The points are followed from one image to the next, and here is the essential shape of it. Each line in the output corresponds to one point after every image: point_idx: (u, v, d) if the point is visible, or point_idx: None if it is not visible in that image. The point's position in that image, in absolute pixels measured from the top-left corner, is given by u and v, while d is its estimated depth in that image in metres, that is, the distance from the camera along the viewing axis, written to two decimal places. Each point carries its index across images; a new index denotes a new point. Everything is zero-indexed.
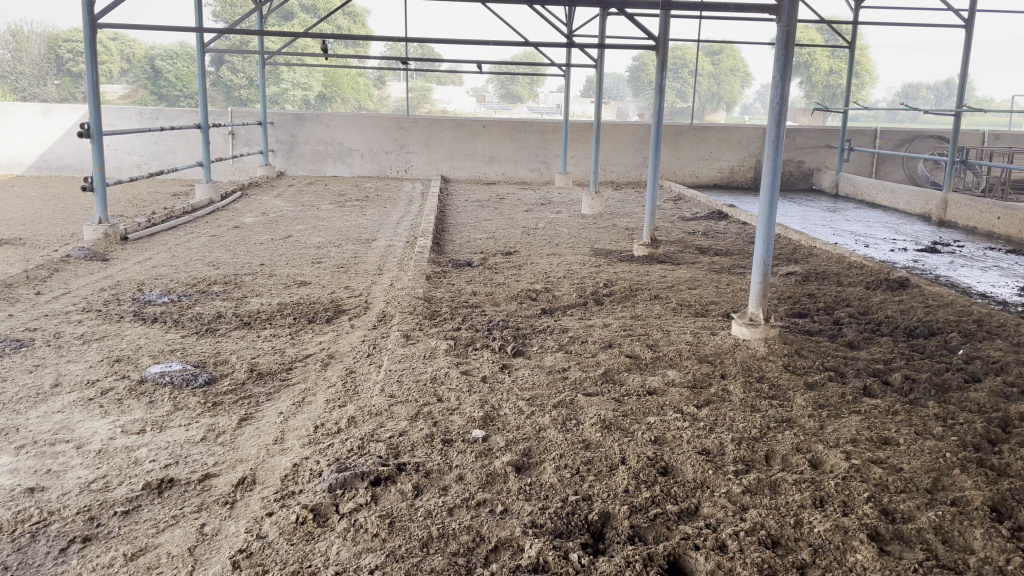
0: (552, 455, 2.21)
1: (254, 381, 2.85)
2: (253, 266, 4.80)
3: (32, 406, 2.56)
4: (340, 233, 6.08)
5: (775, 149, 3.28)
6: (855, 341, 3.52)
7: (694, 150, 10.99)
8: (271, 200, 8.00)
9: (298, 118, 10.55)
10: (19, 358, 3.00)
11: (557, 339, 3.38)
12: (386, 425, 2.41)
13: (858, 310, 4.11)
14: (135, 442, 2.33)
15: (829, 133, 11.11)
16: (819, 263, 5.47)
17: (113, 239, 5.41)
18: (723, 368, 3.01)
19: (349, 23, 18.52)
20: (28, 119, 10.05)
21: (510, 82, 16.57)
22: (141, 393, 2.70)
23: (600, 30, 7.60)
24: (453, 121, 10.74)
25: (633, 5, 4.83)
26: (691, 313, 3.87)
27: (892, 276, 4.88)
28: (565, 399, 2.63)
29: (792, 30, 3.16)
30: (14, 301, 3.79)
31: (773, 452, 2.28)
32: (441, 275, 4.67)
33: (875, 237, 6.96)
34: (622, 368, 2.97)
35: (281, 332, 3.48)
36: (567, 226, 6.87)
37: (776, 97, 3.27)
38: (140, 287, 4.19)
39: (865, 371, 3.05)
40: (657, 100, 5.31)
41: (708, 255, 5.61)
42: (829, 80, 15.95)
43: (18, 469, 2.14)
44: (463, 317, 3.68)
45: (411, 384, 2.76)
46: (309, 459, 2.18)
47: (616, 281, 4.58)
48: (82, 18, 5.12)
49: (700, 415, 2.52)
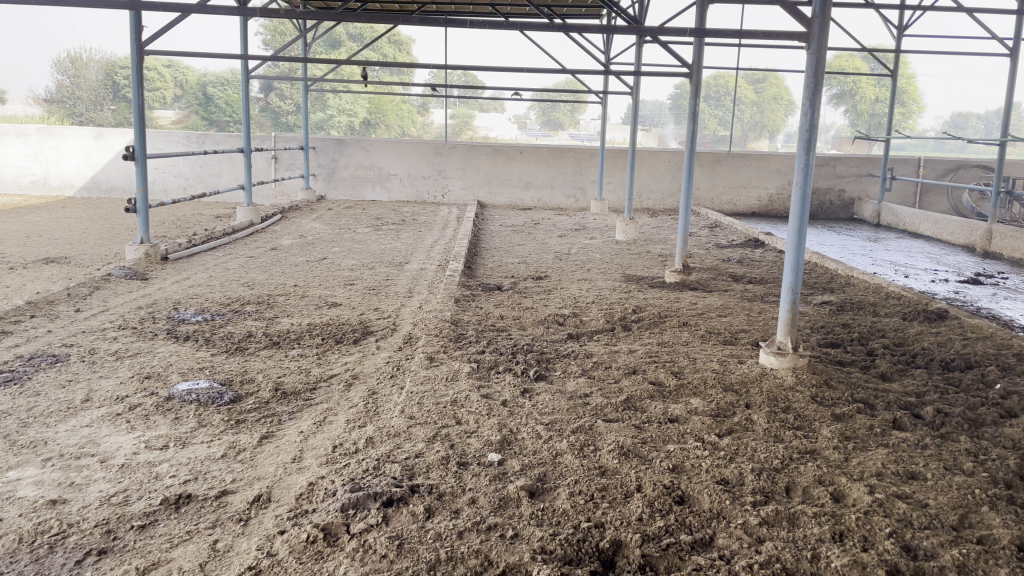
0: (568, 481, 2.19)
1: (278, 400, 2.89)
2: (287, 287, 4.89)
3: (62, 420, 2.63)
4: (374, 255, 6.16)
5: (805, 177, 3.25)
6: (887, 372, 3.44)
7: (732, 178, 10.92)
8: (309, 222, 8.15)
9: (339, 143, 10.73)
10: (55, 372, 3.09)
11: (581, 363, 3.36)
12: (403, 447, 2.42)
13: (893, 341, 4.02)
14: (158, 457, 2.37)
15: (871, 162, 10.94)
16: (855, 293, 5.37)
17: (154, 258, 5.56)
18: (748, 397, 2.96)
19: (394, 51, 18.87)
20: (80, 142, 10.40)
21: (550, 109, 16.69)
22: (167, 409, 2.75)
23: (636, 57, 7.61)
24: (491, 147, 10.84)
25: (667, 33, 4.84)
26: (719, 340, 3.82)
27: (931, 307, 4.77)
28: (585, 425, 2.61)
29: (821, 57, 3.14)
30: (55, 317, 3.91)
31: (794, 483, 2.23)
32: (470, 297, 4.71)
33: (916, 267, 6.82)
34: (645, 396, 2.94)
35: (308, 352, 3.52)
36: (600, 251, 6.87)
37: (806, 124, 3.24)
38: (176, 306, 4.29)
39: (896, 404, 2.98)
40: (690, 126, 5.29)
41: (741, 284, 5.55)
42: (874, 109, 15.74)
43: (43, 481, 2.19)
44: (488, 341, 3.69)
45: (431, 406, 2.77)
46: (324, 478, 2.20)
47: (645, 307, 4.55)
48: (129, 44, 5.29)
49: (720, 444, 2.48)
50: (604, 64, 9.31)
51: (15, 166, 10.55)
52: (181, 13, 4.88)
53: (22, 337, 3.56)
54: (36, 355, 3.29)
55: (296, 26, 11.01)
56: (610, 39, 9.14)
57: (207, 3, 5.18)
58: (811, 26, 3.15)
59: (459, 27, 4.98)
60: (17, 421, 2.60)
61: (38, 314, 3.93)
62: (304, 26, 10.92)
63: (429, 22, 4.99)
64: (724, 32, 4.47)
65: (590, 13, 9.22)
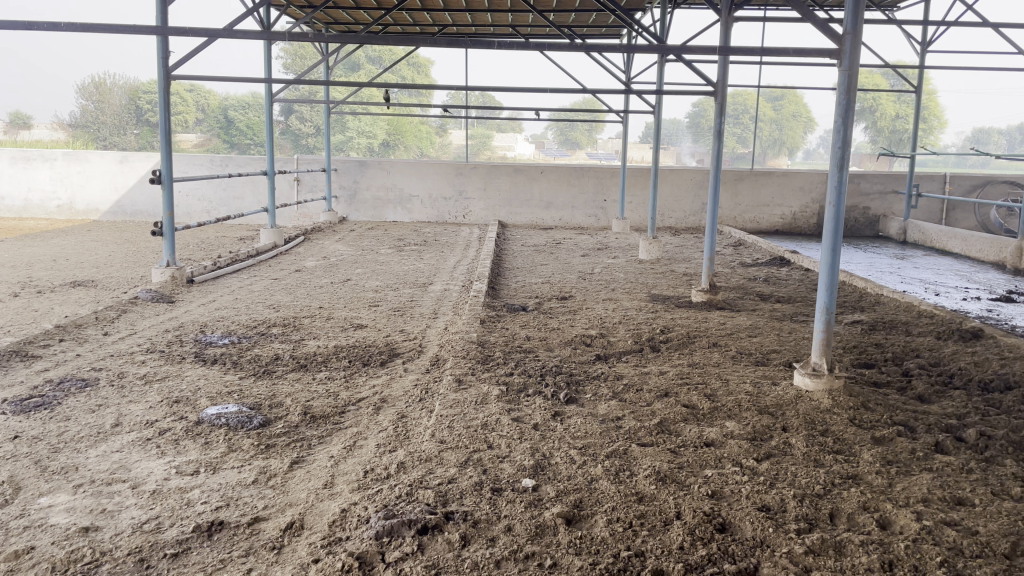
0: (605, 508, 2.14)
1: (307, 425, 2.86)
2: (312, 309, 4.89)
3: (93, 445, 2.62)
4: (398, 277, 6.16)
5: (838, 194, 3.19)
6: (926, 394, 3.36)
7: (754, 196, 10.85)
8: (332, 244, 8.18)
9: (361, 164, 10.79)
10: (84, 397, 3.08)
11: (612, 386, 3.31)
12: (435, 472, 2.38)
13: (928, 362, 3.94)
14: (189, 482, 2.35)
15: (896, 179, 10.83)
16: (887, 312, 5.29)
17: (179, 281, 5.58)
18: (785, 420, 2.90)
19: (413, 73, 19.04)
20: (106, 166, 10.52)
21: (568, 129, 16.74)
22: (197, 433, 2.74)
23: (658, 76, 7.60)
24: (512, 167, 10.87)
25: (692, 51, 4.81)
26: (751, 361, 3.76)
27: (965, 325, 4.68)
28: (619, 449, 2.57)
29: (853, 74, 3.10)
30: (83, 341, 3.93)
31: (838, 510, 2.17)
32: (495, 318, 4.68)
33: (946, 285, 6.71)
34: (679, 419, 2.88)
35: (336, 374, 3.50)
36: (623, 271, 6.81)
37: (838, 142, 3.20)
38: (203, 328, 4.29)
39: (937, 427, 2.90)
40: (715, 144, 5.25)
41: (769, 303, 5.49)
42: (896, 126, 15.64)
43: (75, 508, 2.17)
44: (516, 362, 3.65)
45: (462, 430, 2.73)
46: (357, 505, 2.16)
47: (673, 328, 4.50)
48: (156, 69, 5.35)
49: (759, 470, 2.42)
50: (624, 83, 9.31)
51: (42, 190, 10.70)
52: (208, 37, 4.93)
53: (51, 360, 3.57)
54: (66, 380, 3.29)
55: (317, 50, 11.13)
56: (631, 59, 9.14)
57: (233, 27, 5.24)
58: (842, 43, 3.11)
59: (484, 48, 4.97)
60: (49, 447, 2.59)
61: (67, 338, 3.95)
62: (326, 49, 11.03)
63: (454, 44, 4.99)
64: (750, 49, 4.44)
65: (611, 32, 9.24)
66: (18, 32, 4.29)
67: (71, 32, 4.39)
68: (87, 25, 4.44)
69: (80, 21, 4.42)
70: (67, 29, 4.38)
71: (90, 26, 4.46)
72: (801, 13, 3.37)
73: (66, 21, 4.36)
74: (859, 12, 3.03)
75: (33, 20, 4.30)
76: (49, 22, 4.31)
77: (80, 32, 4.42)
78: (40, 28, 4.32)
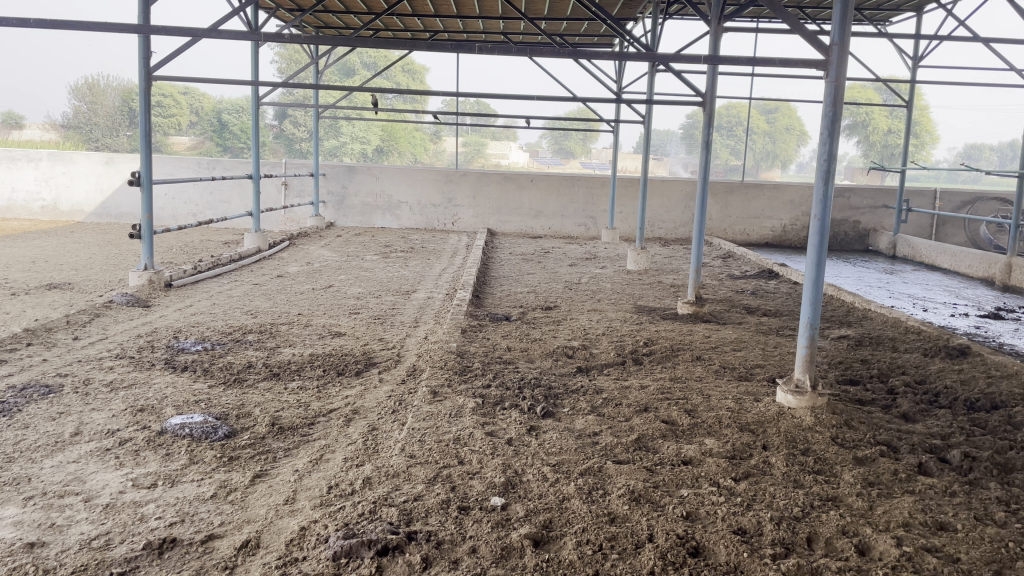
0: (575, 529, 2.07)
1: (274, 436, 2.77)
2: (291, 315, 4.79)
3: (49, 455, 2.53)
4: (382, 284, 6.08)
5: (823, 209, 3.13)
6: (910, 413, 3.30)
7: (745, 208, 10.82)
8: (317, 249, 8.10)
9: (350, 170, 10.72)
10: (45, 404, 2.99)
11: (590, 400, 3.23)
12: (402, 488, 2.30)
13: (914, 379, 3.88)
14: (144, 497, 2.26)
15: (886, 193, 10.81)
16: (874, 327, 5.24)
17: (156, 285, 5.49)
18: (765, 438, 2.83)
19: (407, 79, 19.00)
20: (91, 167, 10.40)
21: (561, 138, 16.72)
22: (159, 444, 2.65)
23: (649, 86, 7.55)
24: (501, 175, 10.80)
25: (682, 61, 4.76)
26: (734, 376, 3.69)
27: (952, 342, 4.62)
28: (593, 466, 2.49)
29: (840, 85, 3.04)
30: (51, 346, 3.83)
31: (816, 534, 2.09)
32: (477, 328, 4.60)
33: (935, 301, 6.67)
34: (657, 436, 2.81)
35: (308, 384, 3.41)
36: (610, 281, 6.75)
37: (825, 155, 3.13)
38: (176, 334, 4.19)
39: (920, 447, 2.84)
40: (703, 155, 5.20)
41: (755, 315, 5.44)
42: (887, 140, 15.66)
43: (22, 522, 2.08)
44: (494, 374, 3.58)
45: (433, 444, 2.65)
46: (317, 523, 2.07)
47: (657, 340, 4.42)
48: (138, 69, 5.27)
49: (737, 490, 2.35)
50: (615, 93, 9.26)
51: (26, 190, 10.58)
52: (186, 37, 4.83)
53: (16, 365, 3.47)
54: (29, 386, 3.19)
55: (309, 53, 11.05)
56: (622, 69, 9.12)
57: (214, 26, 5.14)
58: (829, 54, 3.05)
59: (468, 52, 4.88)
60: (2, 456, 2.50)
61: (36, 342, 3.86)
62: (316, 53, 10.95)
63: (439, 48, 4.90)
64: (738, 59, 4.38)
65: (602, 41, 9.23)
66: None
67: (42, 29, 4.28)
68: (59, 21, 4.33)
69: (52, 18, 4.32)
70: (37, 26, 4.27)
71: (63, 23, 4.35)
72: (790, 25, 3.32)
73: (36, 18, 4.25)
74: (847, 24, 2.97)
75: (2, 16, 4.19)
76: (19, 18, 4.20)
77: (52, 29, 4.31)
78: (10, 24, 4.21)
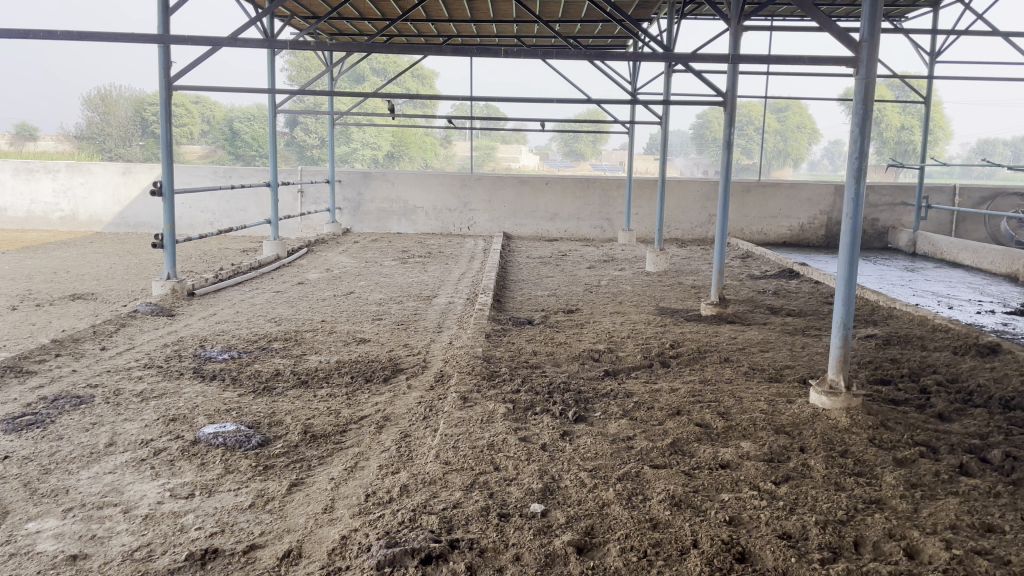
0: (617, 536, 2.04)
1: (308, 444, 2.77)
2: (315, 322, 4.80)
3: (85, 466, 2.52)
4: (402, 289, 6.08)
5: (855, 207, 3.10)
6: (945, 412, 3.25)
7: (762, 208, 10.76)
8: (335, 256, 8.10)
9: (365, 176, 10.75)
10: (78, 415, 2.99)
11: (622, 404, 3.21)
12: (440, 495, 2.29)
13: (946, 378, 3.83)
14: (183, 507, 2.25)
15: (905, 190, 10.72)
16: (901, 326, 5.19)
17: (179, 294, 5.51)
18: (802, 441, 2.79)
19: (418, 85, 19.05)
20: (109, 178, 10.46)
21: (573, 140, 16.68)
22: (194, 453, 2.65)
23: (665, 87, 7.53)
24: (516, 178, 10.79)
25: (702, 60, 4.74)
26: (764, 378, 3.66)
27: (982, 340, 4.56)
28: (630, 471, 2.47)
29: (870, 83, 3.02)
30: (80, 356, 3.84)
31: (863, 537, 2.06)
32: (501, 332, 4.58)
33: (959, 298, 6.59)
34: (692, 439, 2.78)
35: (338, 392, 3.40)
36: (630, 283, 6.73)
37: (856, 153, 3.09)
38: (202, 343, 4.20)
39: (960, 447, 2.80)
40: (726, 155, 5.16)
41: (780, 316, 5.39)
42: (901, 136, 15.48)
43: (63, 534, 2.08)
44: (522, 378, 3.56)
45: (467, 450, 2.63)
46: (358, 532, 2.06)
47: (683, 342, 4.39)
48: (159, 79, 5.29)
49: (778, 493, 2.32)
50: (630, 94, 9.24)
51: (44, 202, 10.66)
52: (209, 46, 4.85)
53: (46, 377, 3.48)
54: (61, 397, 3.20)
55: (322, 59, 11.07)
56: (638, 70, 9.11)
57: (236, 36, 5.17)
58: (859, 51, 3.03)
59: (489, 57, 4.88)
60: (39, 468, 2.50)
61: (64, 353, 3.87)
62: (330, 60, 10.99)
63: (460, 53, 4.90)
64: (760, 59, 4.34)
65: (616, 42, 9.23)
66: (15, 40, 4.21)
67: (68, 41, 4.31)
68: (85, 33, 4.37)
69: (78, 30, 4.35)
70: (64, 38, 4.31)
71: (88, 35, 4.39)
72: (819, 22, 3.28)
73: (63, 30, 4.28)
74: (876, 20, 2.95)
75: (29, 28, 4.23)
76: (45, 30, 4.23)
77: (78, 40, 4.35)
78: (36, 36, 4.24)
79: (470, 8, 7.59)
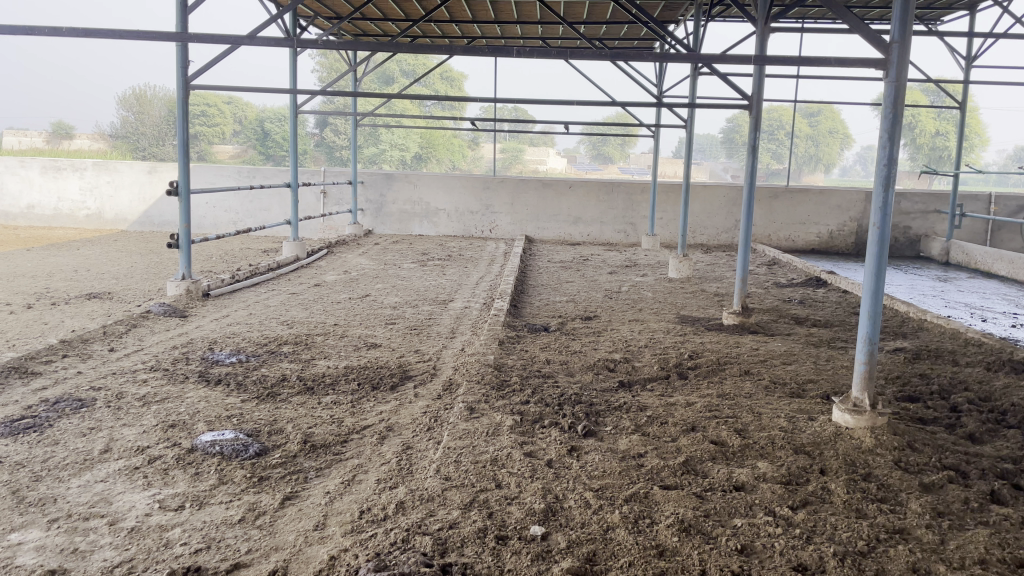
0: (621, 564, 1.92)
1: (306, 455, 2.68)
2: (327, 326, 4.73)
3: (76, 474, 2.46)
4: (418, 293, 6.01)
5: (883, 216, 2.95)
6: (976, 433, 3.09)
7: (790, 213, 10.54)
8: (355, 258, 8.05)
9: (387, 178, 10.70)
10: (77, 419, 2.94)
11: (634, 419, 3.08)
12: (436, 514, 2.18)
13: (978, 396, 3.65)
14: (171, 520, 2.17)
15: (939, 198, 10.44)
16: (931, 339, 4.99)
17: (194, 294, 5.47)
18: (823, 462, 2.65)
19: (445, 86, 19.01)
20: (134, 176, 10.51)
21: (601, 143, 16.52)
22: (189, 462, 2.57)
23: (690, 90, 7.38)
24: (540, 181, 10.68)
25: (725, 61, 4.59)
26: (785, 393, 3.51)
27: (1017, 356, 4.37)
28: (639, 492, 2.35)
29: (901, 86, 2.87)
30: (87, 357, 3.80)
31: (885, 572, 1.93)
32: (514, 340, 4.47)
33: (993, 310, 6.38)
34: (706, 458, 2.66)
35: (343, 399, 3.32)
36: (652, 290, 6.60)
37: (885, 160, 2.94)
38: (211, 345, 4.14)
39: (990, 472, 2.65)
40: (751, 159, 5.01)
41: (804, 326, 5.23)
42: (936, 142, 15.09)
43: (45, 546, 2.00)
44: (533, 389, 3.44)
45: (469, 465, 2.53)
46: (347, 552, 1.96)
47: (702, 353, 4.25)
48: (175, 77, 5.25)
49: (795, 520, 2.19)
50: (656, 96, 9.08)
51: (71, 199, 10.75)
52: (222, 44, 4.80)
53: (50, 378, 3.44)
54: (61, 401, 3.14)
55: (346, 59, 10.98)
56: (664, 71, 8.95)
57: (252, 34, 5.13)
58: (889, 52, 2.88)
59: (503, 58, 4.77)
60: (30, 475, 2.44)
61: (71, 354, 3.83)
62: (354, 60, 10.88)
63: (476, 53, 4.79)
64: (788, 60, 4.18)
65: (642, 44, 9.12)
66: (21, 37, 4.17)
67: (74, 37, 4.26)
68: (91, 30, 4.31)
69: (85, 26, 4.29)
70: (69, 34, 4.25)
71: (96, 31, 4.33)
72: (849, 24, 3.14)
73: (68, 26, 4.23)
74: (907, 21, 2.81)
75: (35, 24, 4.18)
76: (52, 27, 4.19)
77: (84, 37, 4.28)
78: (42, 32, 4.19)
79: (492, 7, 7.47)
